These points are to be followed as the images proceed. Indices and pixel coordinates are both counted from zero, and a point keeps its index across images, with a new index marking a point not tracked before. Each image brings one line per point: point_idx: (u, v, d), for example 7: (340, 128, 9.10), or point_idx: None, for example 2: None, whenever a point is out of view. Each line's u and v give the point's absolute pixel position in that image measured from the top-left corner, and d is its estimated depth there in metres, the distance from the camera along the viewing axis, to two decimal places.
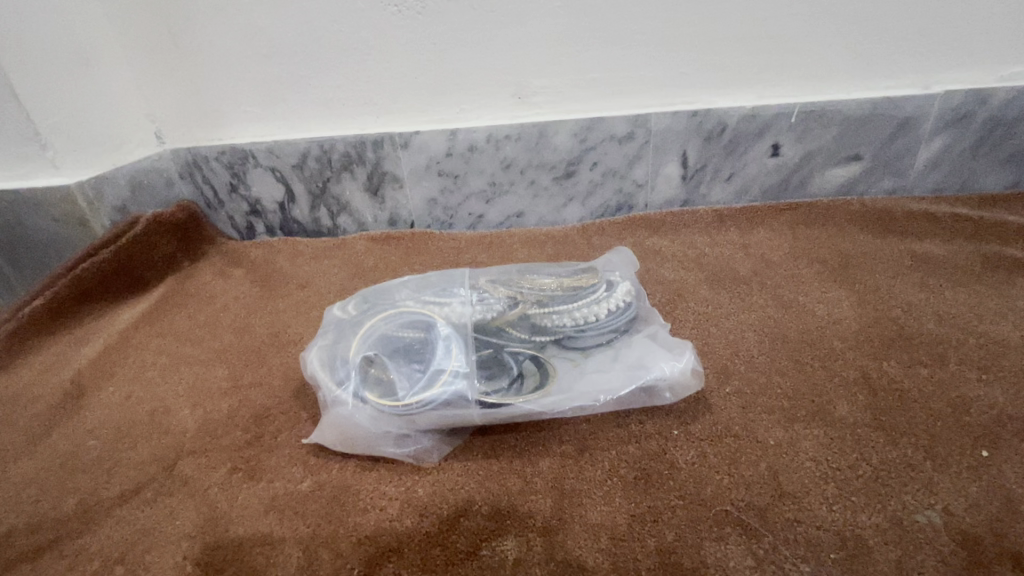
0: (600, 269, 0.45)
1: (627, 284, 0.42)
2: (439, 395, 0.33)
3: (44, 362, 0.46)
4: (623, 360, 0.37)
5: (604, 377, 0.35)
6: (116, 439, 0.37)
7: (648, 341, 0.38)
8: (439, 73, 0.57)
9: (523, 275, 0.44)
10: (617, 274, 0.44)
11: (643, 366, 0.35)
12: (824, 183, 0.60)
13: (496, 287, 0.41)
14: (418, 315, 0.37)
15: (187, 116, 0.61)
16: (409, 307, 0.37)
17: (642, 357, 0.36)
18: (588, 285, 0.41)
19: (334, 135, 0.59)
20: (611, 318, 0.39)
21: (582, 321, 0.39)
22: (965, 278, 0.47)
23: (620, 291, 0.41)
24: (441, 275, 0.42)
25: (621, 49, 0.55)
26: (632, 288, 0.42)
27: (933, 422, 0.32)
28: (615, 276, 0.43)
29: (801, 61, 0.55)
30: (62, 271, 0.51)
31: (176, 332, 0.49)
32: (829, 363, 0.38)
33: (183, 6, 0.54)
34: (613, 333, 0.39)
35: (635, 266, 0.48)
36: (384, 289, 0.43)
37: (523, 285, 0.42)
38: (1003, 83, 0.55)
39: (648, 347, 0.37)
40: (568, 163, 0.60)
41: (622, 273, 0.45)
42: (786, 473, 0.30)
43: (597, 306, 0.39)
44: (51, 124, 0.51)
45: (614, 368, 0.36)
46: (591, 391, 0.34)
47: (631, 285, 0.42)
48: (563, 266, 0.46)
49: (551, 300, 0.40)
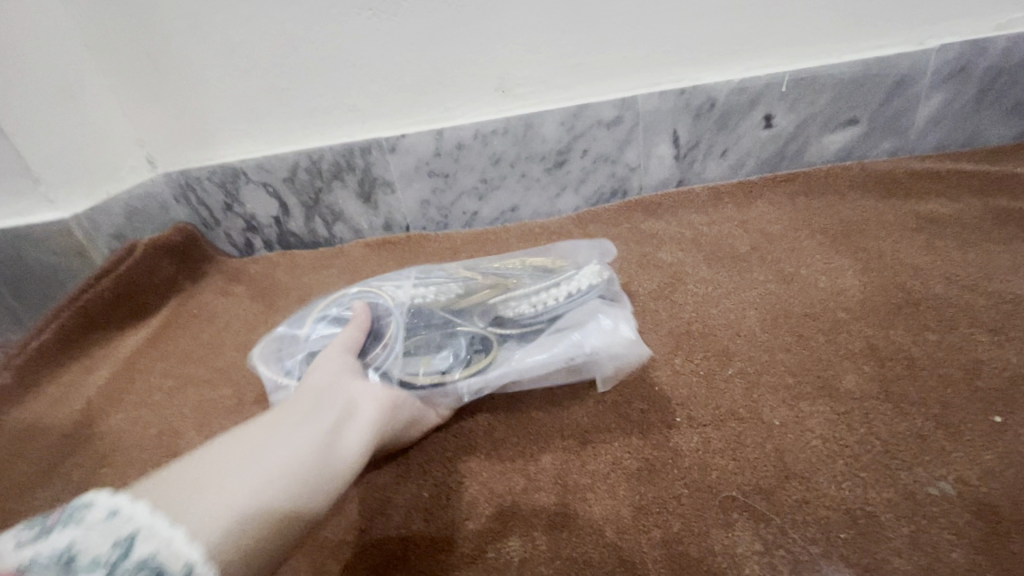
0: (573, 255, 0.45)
1: (596, 266, 0.41)
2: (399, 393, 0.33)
3: (54, 394, 0.47)
4: (566, 334, 0.36)
5: (544, 352, 0.35)
6: (128, 464, 0.38)
7: (599, 313, 0.38)
8: (419, 72, 0.56)
9: (494, 260, 0.45)
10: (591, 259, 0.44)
11: (581, 342, 0.35)
12: (821, 150, 0.58)
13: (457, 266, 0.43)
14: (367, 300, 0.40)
15: (174, 138, 0.60)
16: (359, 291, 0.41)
17: (589, 330, 0.36)
18: (555, 272, 0.41)
19: (322, 145, 0.59)
20: (571, 301, 0.39)
21: (541, 305, 0.39)
22: (974, 236, 0.45)
23: (585, 274, 0.40)
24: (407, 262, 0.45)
25: (601, 33, 0.54)
26: (604, 271, 0.41)
27: (943, 389, 0.32)
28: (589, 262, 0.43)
29: (787, 29, 0.53)
30: (66, 303, 0.52)
31: (180, 353, 0.50)
32: (834, 336, 0.37)
33: (156, 28, 0.54)
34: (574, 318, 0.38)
35: (609, 245, 0.47)
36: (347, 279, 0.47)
37: (488, 268, 0.43)
38: (1002, 31, 0.53)
39: (599, 320, 0.37)
40: (559, 152, 0.59)
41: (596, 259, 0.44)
42: (791, 453, 0.29)
43: (557, 290, 0.39)
44: (43, 159, 0.53)
45: (558, 344, 0.36)
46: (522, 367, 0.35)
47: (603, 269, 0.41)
48: (536, 252, 0.46)
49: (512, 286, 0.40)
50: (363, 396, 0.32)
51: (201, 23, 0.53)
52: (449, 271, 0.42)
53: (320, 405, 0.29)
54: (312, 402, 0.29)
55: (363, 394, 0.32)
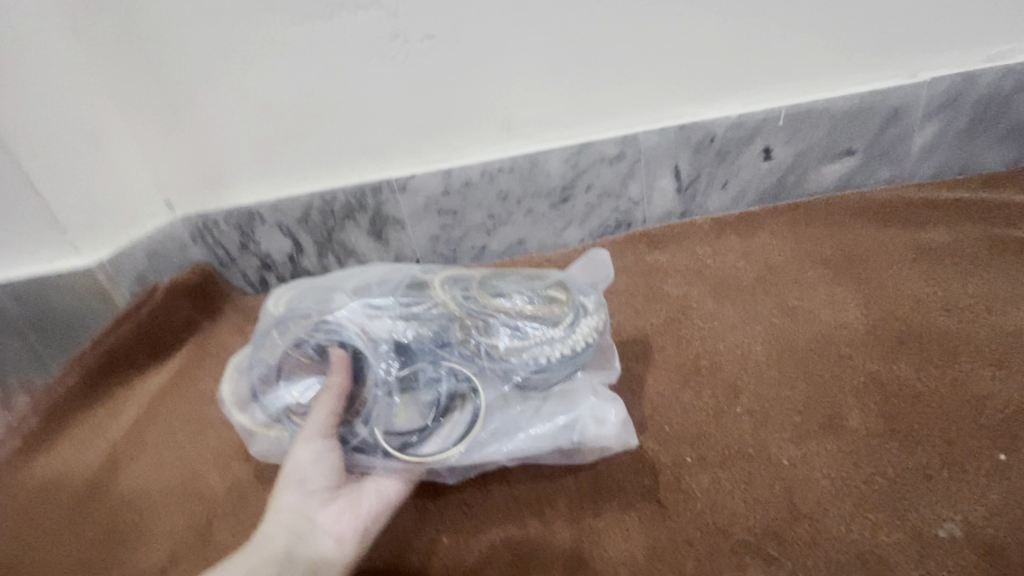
0: (574, 284, 0.42)
1: (594, 319, 0.39)
2: (367, 481, 0.35)
3: (79, 437, 0.48)
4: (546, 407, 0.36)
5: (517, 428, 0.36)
6: (153, 508, 0.41)
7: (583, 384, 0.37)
8: (427, 115, 0.58)
9: (487, 282, 0.43)
10: (593, 295, 0.42)
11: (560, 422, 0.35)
12: (819, 180, 0.60)
13: (444, 293, 0.41)
14: (343, 337, 0.37)
15: (192, 182, 0.61)
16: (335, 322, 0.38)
17: (571, 403, 0.36)
18: (552, 313, 0.39)
19: (334, 186, 0.61)
20: (564, 362, 0.37)
21: (533, 361, 0.37)
22: (973, 266, 0.46)
23: (583, 328, 0.38)
24: (390, 278, 0.42)
25: (601, 74, 0.56)
26: (598, 323, 0.39)
27: (949, 425, 0.33)
28: (589, 300, 0.41)
29: (781, 65, 0.55)
30: (90, 346, 0.54)
31: (200, 395, 0.51)
32: (839, 370, 0.38)
33: (175, 79, 0.55)
34: (563, 377, 0.37)
35: (608, 270, 0.46)
36: (324, 284, 0.44)
37: (477, 302, 0.40)
38: (992, 62, 0.55)
39: (584, 393, 0.36)
40: (563, 188, 0.61)
41: (593, 292, 0.43)
42: (801, 493, 0.31)
43: (551, 346, 0.37)
44: (68, 210, 0.55)
45: (537, 424, 0.35)
46: (491, 446, 0.35)
47: (600, 319, 0.40)
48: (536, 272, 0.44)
49: (503, 333, 0.38)
50: (326, 532, 0.31)
51: (218, 76, 0.55)
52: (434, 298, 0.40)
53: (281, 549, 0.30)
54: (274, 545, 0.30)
55: (328, 527, 0.32)
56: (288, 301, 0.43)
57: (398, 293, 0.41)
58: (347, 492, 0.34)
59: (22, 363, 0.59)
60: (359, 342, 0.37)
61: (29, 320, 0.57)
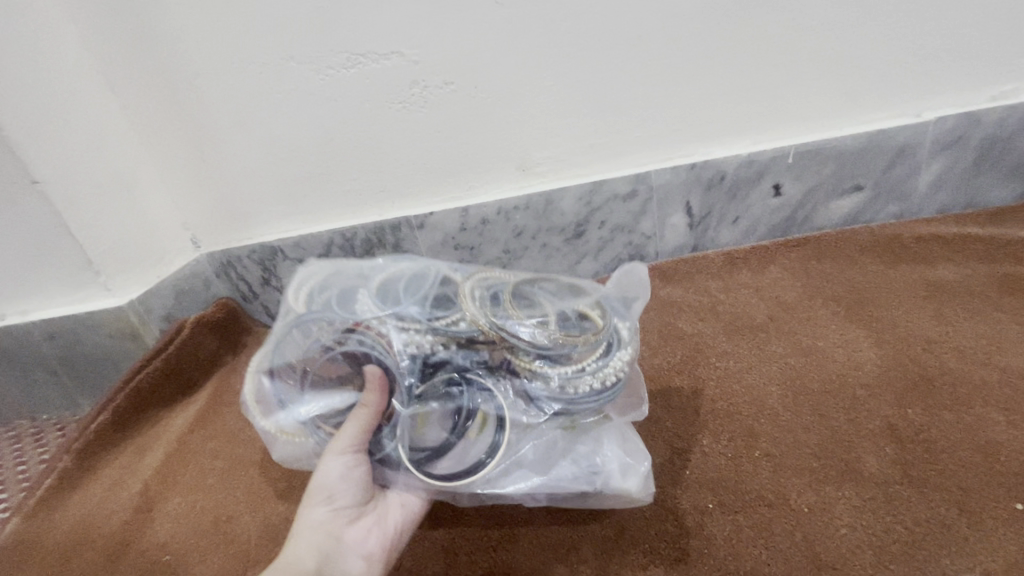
0: (609, 306, 0.42)
1: (626, 353, 0.40)
2: (391, 499, 0.38)
3: (112, 477, 0.49)
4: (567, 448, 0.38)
5: (537, 464, 0.37)
6: (189, 550, 0.43)
7: (609, 433, 0.39)
8: (445, 156, 0.60)
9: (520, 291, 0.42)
10: (627, 322, 0.42)
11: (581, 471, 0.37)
12: (829, 215, 0.61)
13: (474, 304, 0.39)
14: (372, 354, 0.37)
15: (216, 221, 0.64)
16: (366, 335, 0.38)
17: (597, 450, 0.38)
18: (586, 340, 0.38)
19: (355, 224, 0.63)
20: (594, 398, 0.37)
21: (561, 391, 0.37)
22: (984, 307, 0.48)
23: (614, 363, 0.39)
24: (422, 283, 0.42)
25: (614, 115, 0.58)
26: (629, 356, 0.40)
27: (966, 474, 0.36)
28: (623, 328, 0.41)
29: (789, 107, 0.57)
30: (121, 386, 0.55)
31: (228, 432, 0.52)
32: (854, 416, 0.40)
33: (206, 125, 0.58)
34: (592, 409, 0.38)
35: (646, 287, 0.43)
36: (351, 286, 0.43)
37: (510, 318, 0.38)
38: (996, 101, 0.56)
39: (606, 442, 0.38)
40: (577, 225, 0.62)
41: (627, 314, 0.42)
42: (822, 543, 0.34)
43: (582, 378, 0.38)
44: (102, 252, 0.56)
45: (563, 464, 0.37)
46: (507, 479, 0.37)
47: (631, 351, 0.40)
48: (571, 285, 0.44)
49: (534, 357, 0.38)
50: (355, 552, 0.35)
51: (246, 121, 0.58)
52: (463, 310, 0.39)
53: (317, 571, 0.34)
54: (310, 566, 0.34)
55: (357, 546, 0.36)
56: (314, 299, 0.43)
57: (428, 304, 0.40)
58: (373, 511, 0.37)
59: (54, 398, 0.62)
60: (388, 358, 0.37)
61: (62, 358, 0.59)
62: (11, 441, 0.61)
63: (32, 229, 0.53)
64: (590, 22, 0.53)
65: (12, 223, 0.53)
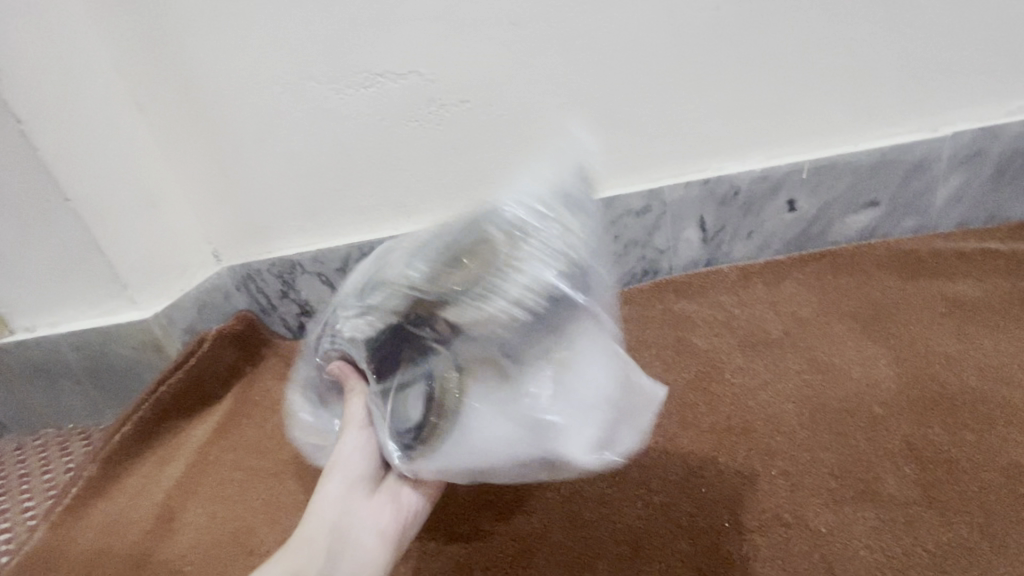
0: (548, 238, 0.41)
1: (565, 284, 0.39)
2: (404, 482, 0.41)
3: (133, 486, 0.50)
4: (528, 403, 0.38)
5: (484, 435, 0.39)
6: (209, 561, 0.44)
7: (564, 381, 0.39)
8: (460, 172, 0.61)
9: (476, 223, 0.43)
10: (569, 252, 0.41)
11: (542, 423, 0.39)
12: (845, 230, 0.61)
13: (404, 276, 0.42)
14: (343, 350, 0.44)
15: (236, 234, 0.65)
16: (337, 337, 0.44)
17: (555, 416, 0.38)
18: (509, 286, 0.39)
19: (372, 239, 0.65)
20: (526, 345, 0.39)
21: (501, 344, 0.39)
22: (1005, 323, 0.48)
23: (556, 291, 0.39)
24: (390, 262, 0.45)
25: (627, 131, 0.58)
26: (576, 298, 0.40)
27: (988, 495, 0.36)
28: (559, 260, 0.40)
29: (803, 122, 0.57)
30: (144, 398, 0.56)
31: (246, 444, 0.53)
32: (873, 434, 0.40)
33: (229, 142, 0.59)
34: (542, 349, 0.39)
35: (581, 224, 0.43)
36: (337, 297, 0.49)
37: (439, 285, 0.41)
38: (1014, 116, 0.56)
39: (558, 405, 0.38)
40: (591, 239, 0.63)
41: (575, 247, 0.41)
42: (841, 564, 0.34)
43: (510, 326, 0.39)
44: (129, 265, 0.58)
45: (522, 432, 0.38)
46: (473, 447, 0.39)
47: (565, 285, 0.39)
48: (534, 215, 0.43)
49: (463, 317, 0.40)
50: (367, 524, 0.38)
51: (267, 139, 0.59)
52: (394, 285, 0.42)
53: (331, 540, 0.37)
54: (323, 535, 0.37)
55: (370, 520, 0.39)
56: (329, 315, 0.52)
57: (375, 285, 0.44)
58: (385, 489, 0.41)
59: (78, 407, 0.63)
60: (353, 351, 0.43)
61: (88, 367, 0.61)
62: (36, 449, 0.62)
63: (64, 241, 0.55)
64: (604, 43, 0.54)
65: (46, 238, 0.55)
